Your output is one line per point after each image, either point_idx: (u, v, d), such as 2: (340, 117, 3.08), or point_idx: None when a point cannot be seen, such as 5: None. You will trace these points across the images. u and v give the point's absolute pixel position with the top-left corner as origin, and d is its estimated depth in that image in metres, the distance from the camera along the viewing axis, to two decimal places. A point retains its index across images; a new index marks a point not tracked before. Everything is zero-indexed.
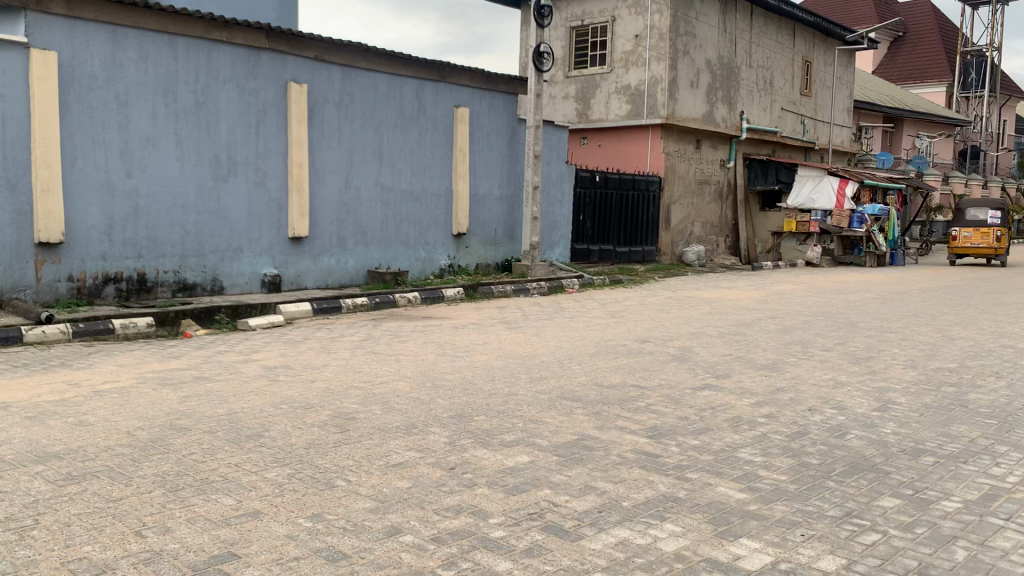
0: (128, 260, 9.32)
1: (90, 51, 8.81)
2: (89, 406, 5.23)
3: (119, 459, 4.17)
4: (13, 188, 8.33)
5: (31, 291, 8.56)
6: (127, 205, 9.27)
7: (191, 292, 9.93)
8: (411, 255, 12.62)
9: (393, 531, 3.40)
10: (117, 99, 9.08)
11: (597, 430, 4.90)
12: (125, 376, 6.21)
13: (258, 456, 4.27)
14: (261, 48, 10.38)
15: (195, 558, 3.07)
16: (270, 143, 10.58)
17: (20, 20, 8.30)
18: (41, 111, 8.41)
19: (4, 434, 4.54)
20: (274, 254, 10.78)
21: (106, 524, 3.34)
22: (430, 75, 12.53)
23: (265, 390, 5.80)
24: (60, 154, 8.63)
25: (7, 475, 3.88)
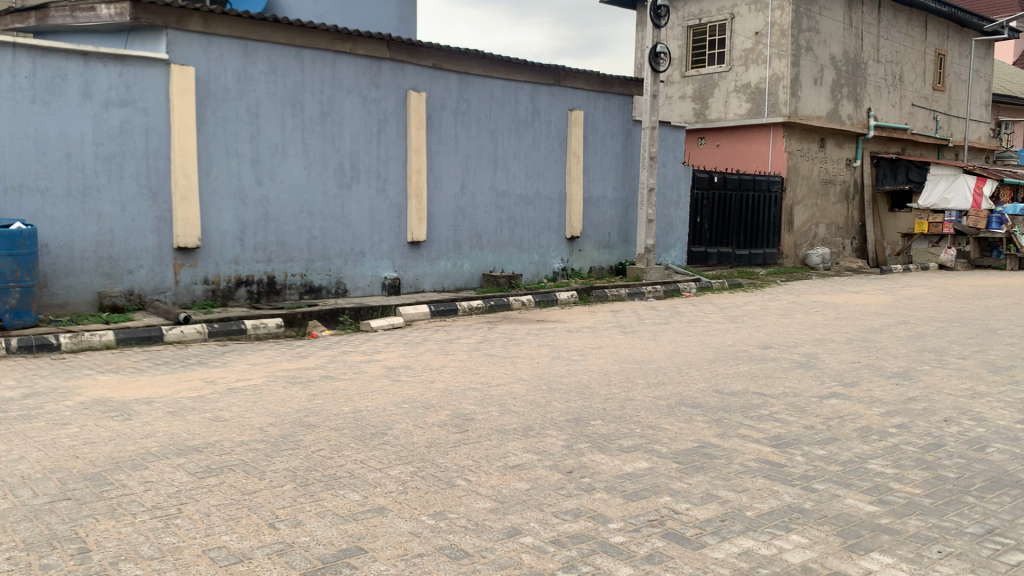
0: (259, 263, 9.77)
1: (225, 66, 9.29)
2: (223, 402, 5.51)
3: (253, 453, 4.37)
4: (155, 196, 8.91)
5: (170, 293, 9.10)
6: (258, 212, 9.71)
7: (316, 294, 10.32)
8: (526, 258, 12.71)
9: (513, 532, 3.43)
10: (249, 111, 9.53)
11: (719, 437, 4.81)
12: (258, 374, 6.50)
13: (382, 454, 4.39)
14: (382, 57, 10.68)
15: (324, 550, 3.19)
16: (391, 149, 10.87)
17: (161, 37, 8.84)
18: (180, 124, 8.94)
19: (148, 427, 4.83)
20: (395, 257, 11.07)
21: (242, 516, 3.51)
22: (546, 78, 12.59)
23: (387, 389, 5.96)
24: (197, 163, 9.14)
25: (153, 466, 4.13)
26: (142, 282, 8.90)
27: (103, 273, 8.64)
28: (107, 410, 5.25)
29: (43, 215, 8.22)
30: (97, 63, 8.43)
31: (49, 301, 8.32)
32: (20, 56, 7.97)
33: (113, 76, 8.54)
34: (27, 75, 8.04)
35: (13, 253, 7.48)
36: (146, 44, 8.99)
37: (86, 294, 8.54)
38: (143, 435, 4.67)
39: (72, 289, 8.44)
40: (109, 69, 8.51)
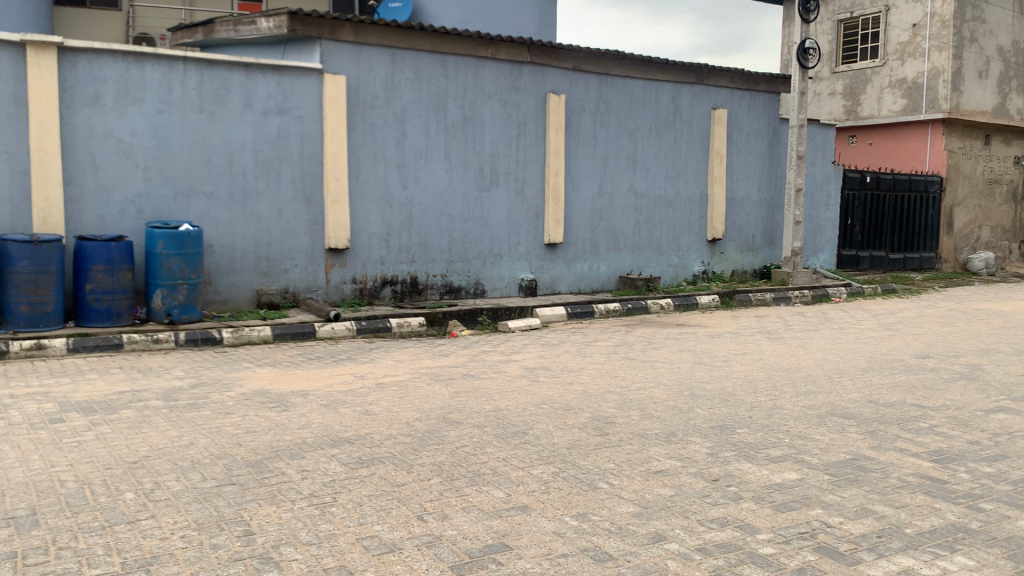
0: (403, 264, 10.08)
1: (373, 73, 9.63)
2: (372, 397, 5.72)
3: (401, 447, 4.51)
4: (308, 199, 9.35)
5: (321, 292, 9.53)
6: (403, 214, 10.01)
7: (456, 294, 10.54)
8: (665, 260, 12.53)
9: (657, 538, 3.39)
10: (395, 117, 9.85)
11: (874, 450, 4.58)
12: (403, 371, 6.70)
13: (524, 453, 4.44)
14: (523, 61, 10.79)
15: (471, 545, 3.26)
16: (531, 152, 10.97)
17: (316, 47, 9.27)
18: (331, 129, 9.34)
19: (304, 419, 5.08)
20: (532, 259, 11.16)
21: (392, 507, 3.63)
22: (688, 77, 12.37)
23: (527, 389, 6.03)
24: (347, 168, 9.52)
25: (308, 455, 4.33)
26: (296, 281, 9.37)
27: (261, 272, 9.15)
28: (266, 402, 5.55)
29: (208, 217, 8.78)
30: (257, 73, 8.93)
31: (213, 298, 8.88)
32: (189, 69, 8.57)
33: (272, 86, 9.03)
34: (196, 87, 8.62)
35: (182, 253, 8.04)
36: (302, 54, 9.46)
37: (245, 291, 9.06)
38: (299, 426, 4.91)
39: (232, 286, 8.97)
40: (268, 79, 9.00)
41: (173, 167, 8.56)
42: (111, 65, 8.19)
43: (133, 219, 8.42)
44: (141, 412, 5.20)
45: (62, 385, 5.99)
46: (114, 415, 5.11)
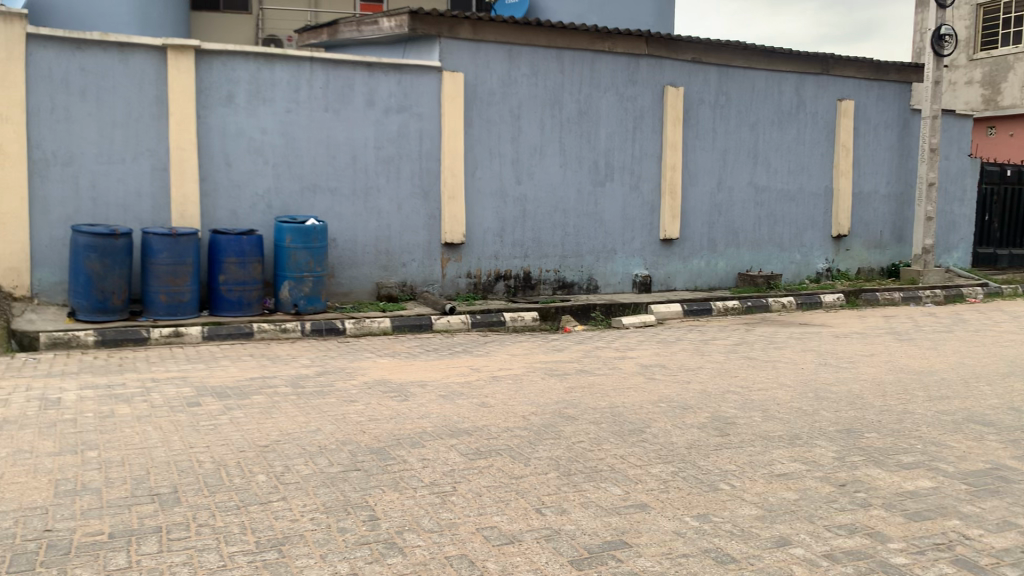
0: (516, 259, 10.14)
1: (491, 70, 9.72)
2: (489, 390, 5.79)
3: (518, 440, 4.55)
4: (426, 195, 9.54)
5: (437, 286, 9.71)
6: (517, 209, 10.07)
7: (569, 289, 10.52)
8: (786, 258, 12.15)
9: (782, 542, 3.30)
10: (511, 113, 9.91)
11: (1015, 460, 4.32)
12: (518, 365, 6.76)
13: (642, 451, 4.40)
14: (641, 54, 10.66)
15: (590, 541, 3.25)
16: (647, 146, 10.84)
17: (435, 46, 9.44)
18: (449, 126, 9.49)
19: (423, 408, 5.20)
20: (647, 255, 11.02)
21: (511, 498, 3.67)
22: (813, 68, 11.95)
23: (643, 387, 5.98)
24: (464, 163, 9.65)
25: (428, 445, 4.43)
26: (414, 275, 9.58)
27: (381, 266, 9.40)
28: (387, 391, 5.71)
29: (331, 213, 9.09)
30: (379, 72, 9.17)
31: (336, 290, 9.19)
32: (316, 69, 8.87)
33: (392, 84, 9.25)
34: (322, 86, 8.92)
35: (308, 246, 8.35)
36: (421, 52, 9.63)
37: (366, 284, 9.33)
38: (419, 416, 5.02)
39: (354, 279, 9.26)
40: (389, 78, 9.23)
41: (300, 164, 8.90)
42: (243, 66, 8.56)
43: (263, 213, 8.80)
44: (271, 398, 5.44)
45: (198, 371, 6.34)
46: (246, 400, 5.36)
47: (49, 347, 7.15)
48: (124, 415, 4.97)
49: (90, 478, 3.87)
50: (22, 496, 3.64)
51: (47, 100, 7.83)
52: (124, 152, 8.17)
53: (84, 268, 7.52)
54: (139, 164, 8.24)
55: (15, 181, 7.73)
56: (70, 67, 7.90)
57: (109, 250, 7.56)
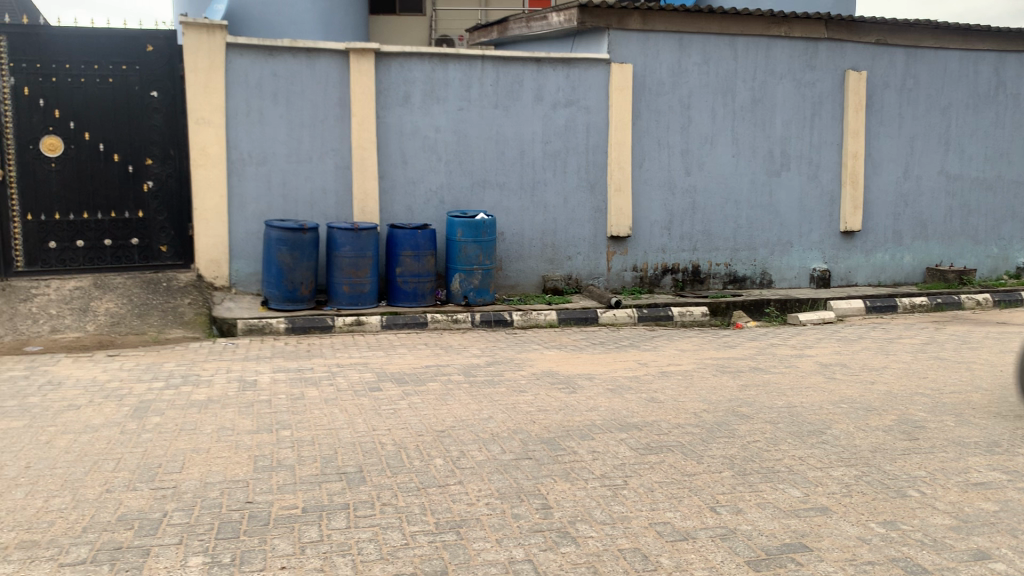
0: (685, 252, 9.96)
1: (660, 60, 9.57)
2: (658, 385, 5.73)
3: (690, 436, 4.48)
4: (593, 188, 9.54)
5: (604, 279, 9.70)
6: (686, 201, 9.88)
7: (740, 284, 10.22)
8: (981, 251, 11.27)
9: (980, 555, 3.08)
10: (681, 103, 9.72)
11: None
12: (688, 361, 6.64)
13: (822, 453, 4.22)
14: (820, 38, 10.16)
15: (768, 542, 3.16)
16: (826, 134, 10.34)
17: (604, 38, 9.40)
18: (617, 119, 9.44)
19: (592, 401, 5.21)
20: (825, 248, 10.53)
21: (684, 495, 3.62)
22: (1014, 45, 11.00)
23: (822, 386, 5.73)
24: (631, 156, 9.57)
25: (598, 437, 4.44)
26: (580, 268, 9.62)
27: (548, 259, 9.51)
28: (555, 382, 5.78)
29: (500, 207, 9.29)
30: (548, 67, 9.25)
31: (504, 282, 9.40)
32: (487, 66, 9.07)
33: (561, 79, 9.31)
34: (492, 83, 9.11)
35: (478, 240, 8.56)
36: (590, 46, 9.63)
37: (533, 277, 9.48)
38: (588, 408, 5.05)
39: (522, 272, 9.43)
40: (558, 72, 9.29)
41: (471, 159, 9.14)
42: (419, 66, 8.88)
43: (436, 208, 9.12)
44: (445, 385, 5.63)
45: (378, 358, 6.65)
46: (422, 387, 5.59)
47: (246, 333, 7.72)
48: (313, 397, 5.30)
49: (284, 455, 4.15)
50: (226, 469, 3.96)
51: (243, 104, 8.43)
52: (310, 152, 8.68)
53: (275, 260, 8.06)
54: (324, 163, 8.73)
55: (216, 180, 8.37)
56: (263, 73, 8.46)
57: (298, 244, 8.05)
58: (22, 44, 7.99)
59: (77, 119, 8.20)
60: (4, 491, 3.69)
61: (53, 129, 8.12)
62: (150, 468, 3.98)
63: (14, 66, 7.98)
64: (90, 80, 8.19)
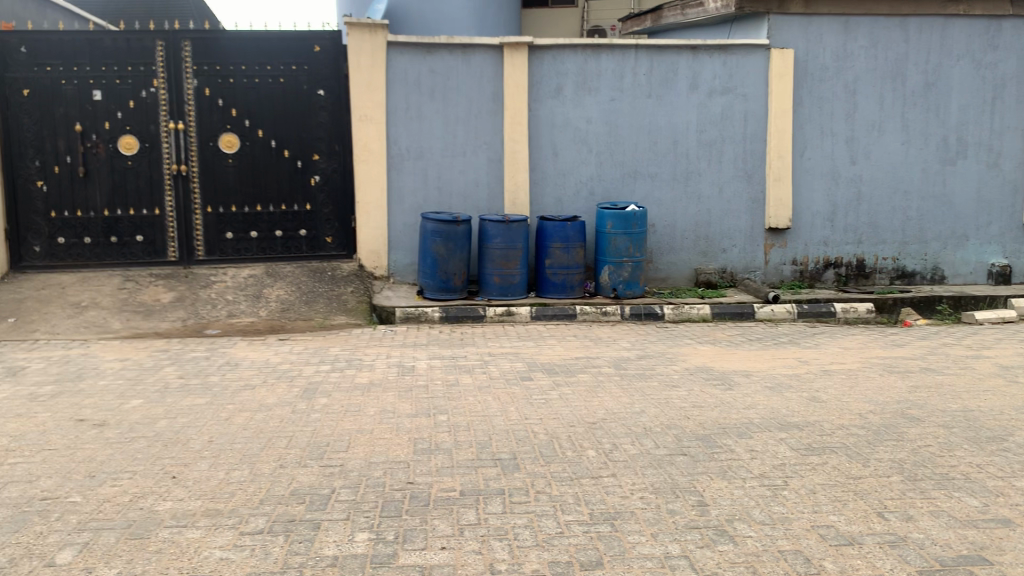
0: (848, 245, 9.50)
1: (824, 44, 9.15)
2: (820, 384, 5.51)
3: (855, 438, 4.28)
4: (750, 178, 9.26)
5: (760, 272, 9.42)
6: (850, 192, 9.41)
7: (909, 279, 9.64)
8: None
9: None
10: (846, 89, 9.26)
11: None
12: (852, 360, 6.34)
13: (1003, 461, 3.94)
14: (1004, 15, 9.40)
15: (942, 552, 2.98)
16: (1009, 119, 9.58)
17: (764, 23, 9.09)
18: (777, 106, 9.11)
19: (749, 399, 5.08)
20: (1006, 242, 9.78)
21: (849, 499, 3.47)
22: None
23: (1002, 390, 5.33)
24: (792, 145, 9.22)
25: (756, 436, 4.32)
26: (734, 261, 9.38)
27: (700, 252, 9.32)
28: (710, 378, 5.67)
29: (652, 198, 9.18)
30: (704, 55, 9.04)
31: (655, 275, 9.30)
32: (641, 56, 8.97)
33: (717, 66, 9.08)
34: (646, 72, 9.00)
35: (628, 232, 8.49)
36: (749, 31, 9.33)
37: (685, 270, 9.32)
38: (745, 406, 4.92)
39: (673, 264, 9.29)
40: (714, 60, 9.06)
41: (622, 150, 9.08)
42: (572, 58, 8.89)
43: (586, 200, 9.12)
44: (596, 376, 5.65)
45: (530, 348, 6.73)
46: (573, 378, 5.62)
47: (403, 321, 8.01)
48: (468, 384, 5.44)
49: (442, 439, 4.29)
50: (388, 450, 4.13)
51: (402, 100, 8.72)
52: (465, 146, 8.88)
53: (431, 251, 8.30)
54: (477, 156, 8.91)
55: (376, 174, 8.71)
56: (421, 69, 8.72)
57: (452, 236, 8.25)
58: (204, 48, 8.58)
59: (252, 118, 8.74)
60: (190, 463, 4.00)
61: (231, 127, 8.70)
62: (319, 446, 4.21)
63: (197, 68, 8.59)
64: (263, 80, 8.71)
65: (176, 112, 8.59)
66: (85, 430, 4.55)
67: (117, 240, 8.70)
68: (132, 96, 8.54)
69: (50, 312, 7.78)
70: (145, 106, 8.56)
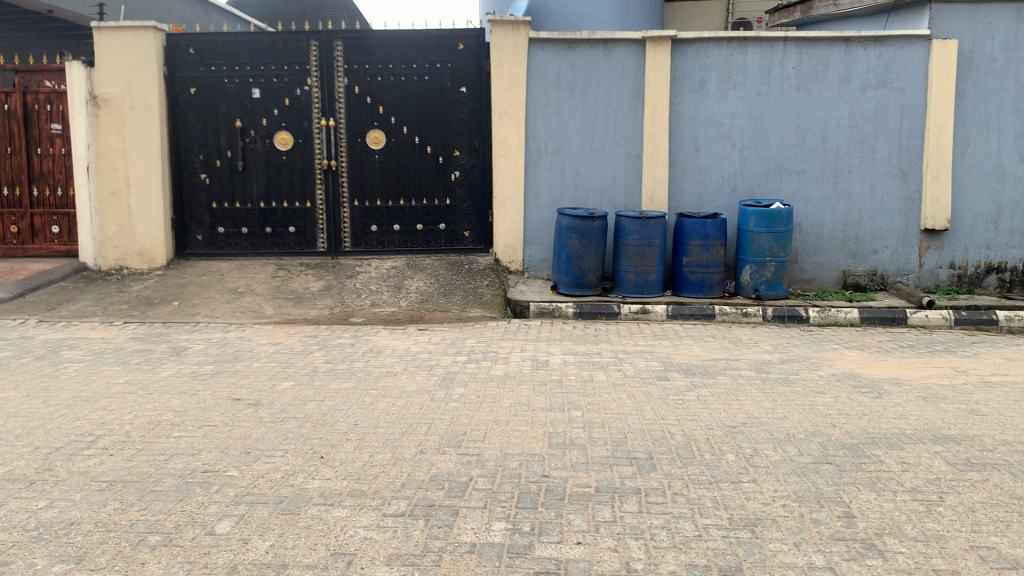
0: (1014, 249, 8.85)
1: (992, 34, 8.55)
2: (980, 396, 5.17)
3: (1019, 456, 3.99)
4: (905, 176, 8.78)
5: (913, 275, 8.93)
6: (1018, 192, 8.76)
7: None
8: None
9: None
10: (1016, 81, 8.62)
11: None
12: (1016, 372, 5.91)
13: None
14: None
15: None
16: None
17: (925, 12, 8.59)
18: (937, 100, 8.58)
19: (901, 409, 4.82)
20: None
21: (1013, 521, 3.24)
22: None
23: None
24: (953, 140, 8.67)
25: (908, 448, 4.10)
26: (886, 263, 8.92)
27: (849, 253, 8.92)
28: (859, 385, 5.41)
29: (798, 196, 8.86)
30: (858, 46, 8.64)
31: (799, 276, 8.98)
32: (789, 49, 8.67)
33: (872, 59, 8.65)
34: (795, 65, 8.69)
35: (772, 231, 8.22)
36: (907, 21, 8.87)
37: (832, 271, 8.95)
38: (897, 416, 4.67)
39: (819, 265, 8.94)
40: (869, 52, 8.64)
41: (767, 146, 8.81)
42: (716, 51, 8.69)
43: (728, 197, 8.90)
44: (736, 379, 5.51)
45: (666, 347, 6.64)
46: (711, 379, 5.51)
47: (537, 315, 8.07)
48: (602, 381, 5.43)
49: (577, 435, 4.29)
50: (524, 442, 4.18)
51: (542, 96, 8.77)
52: (603, 141, 8.83)
53: (566, 246, 8.32)
54: (616, 152, 8.85)
55: (515, 170, 8.81)
56: (562, 65, 8.73)
57: (588, 232, 8.23)
58: (354, 48, 8.91)
59: (397, 115, 9.01)
60: (337, 444, 4.18)
61: (377, 124, 9.00)
62: (457, 434, 4.30)
63: (348, 67, 8.93)
64: (409, 78, 8.96)
65: (327, 109, 8.97)
66: (241, 408, 4.83)
67: (271, 230, 9.20)
68: (287, 94, 8.98)
69: (209, 297, 8.29)
70: (299, 104, 8.99)
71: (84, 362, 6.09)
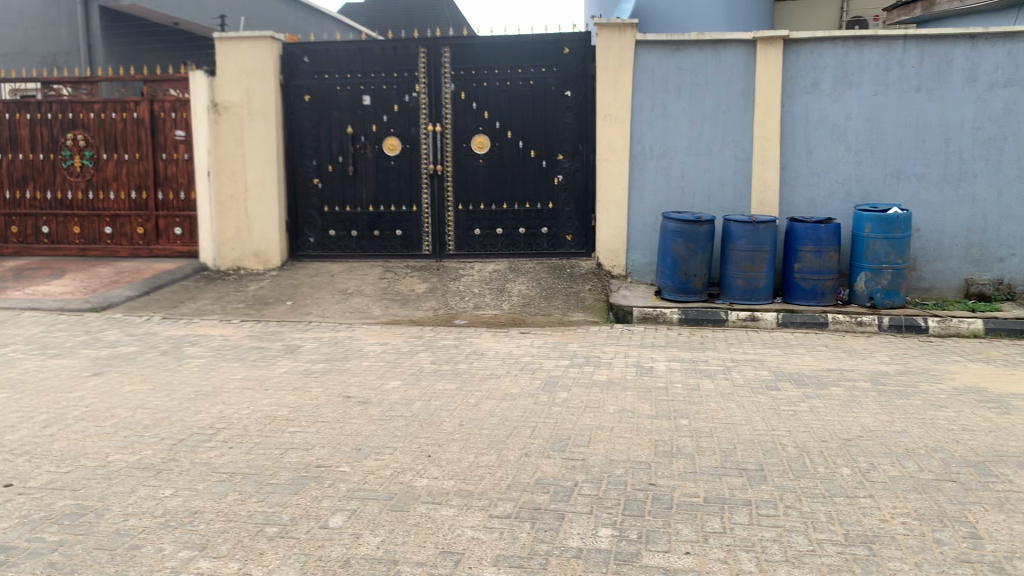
0: None
1: None
2: None
3: None
4: None
5: None
6: None
7: None
8: None
9: None
10: None
11: None
12: None
13: None
14: None
15: None
16: None
17: None
18: None
19: None
20: None
21: None
22: None
23: None
24: None
25: None
26: (1013, 271, 8.45)
27: (973, 260, 8.49)
28: (984, 400, 5.13)
29: (917, 200, 8.48)
30: (985, 43, 8.22)
31: (918, 284, 8.59)
32: (909, 47, 8.32)
33: (1001, 56, 8.21)
34: (915, 64, 8.34)
35: (889, 237, 7.90)
36: None
37: (953, 279, 8.53)
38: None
39: (939, 273, 8.53)
40: (997, 49, 8.20)
41: (884, 149, 8.47)
42: (831, 51, 8.42)
43: (842, 202, 8.60)
44: (851, 391, 5.31)
45: (776, 356, 6.47)
46: (825, 390, 5.33)
47: (641, 320, 7.99)
48: (709, 390, 5.33)
49: (683, 443, 4.23)
50: (630, 449, 4.15)
51: (648, 98, 8.68)
52: (711, 144, 8.68)
53: (671, 251, 8.20)
54: (724, 155, 8.68)
55: (620, 173, 8.76)
56: (669, 67, 8.62)
57: (694, 236, 8.10)
58: (461, 54, 9.04)
59: (502, 119, 9.09)
60: (443, 444, 4.25)
61: (482, 129, 9.11)
62: (561, 438, 4.31)
63: (455, 73, 9.07)
64: (514, 82, 9.03)
65: (435, 115, 9.14)
66: (352, 406, 4.96)
67: (379, 233, 9.43)
68: (396, 101, 9.18)
69: (321, 298, 8.56)
70: (408, 110, 9.18)
71: (204, 358, 6.38)
